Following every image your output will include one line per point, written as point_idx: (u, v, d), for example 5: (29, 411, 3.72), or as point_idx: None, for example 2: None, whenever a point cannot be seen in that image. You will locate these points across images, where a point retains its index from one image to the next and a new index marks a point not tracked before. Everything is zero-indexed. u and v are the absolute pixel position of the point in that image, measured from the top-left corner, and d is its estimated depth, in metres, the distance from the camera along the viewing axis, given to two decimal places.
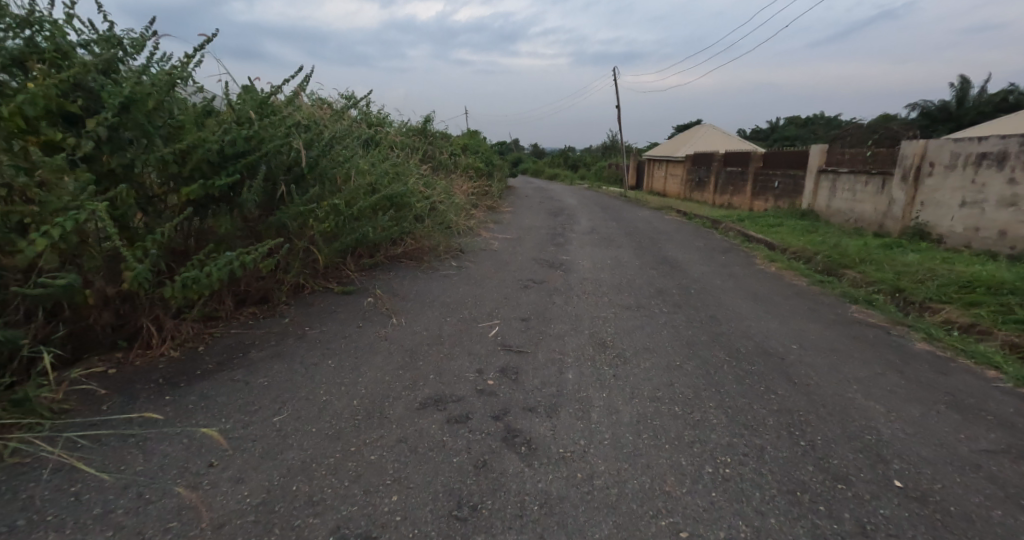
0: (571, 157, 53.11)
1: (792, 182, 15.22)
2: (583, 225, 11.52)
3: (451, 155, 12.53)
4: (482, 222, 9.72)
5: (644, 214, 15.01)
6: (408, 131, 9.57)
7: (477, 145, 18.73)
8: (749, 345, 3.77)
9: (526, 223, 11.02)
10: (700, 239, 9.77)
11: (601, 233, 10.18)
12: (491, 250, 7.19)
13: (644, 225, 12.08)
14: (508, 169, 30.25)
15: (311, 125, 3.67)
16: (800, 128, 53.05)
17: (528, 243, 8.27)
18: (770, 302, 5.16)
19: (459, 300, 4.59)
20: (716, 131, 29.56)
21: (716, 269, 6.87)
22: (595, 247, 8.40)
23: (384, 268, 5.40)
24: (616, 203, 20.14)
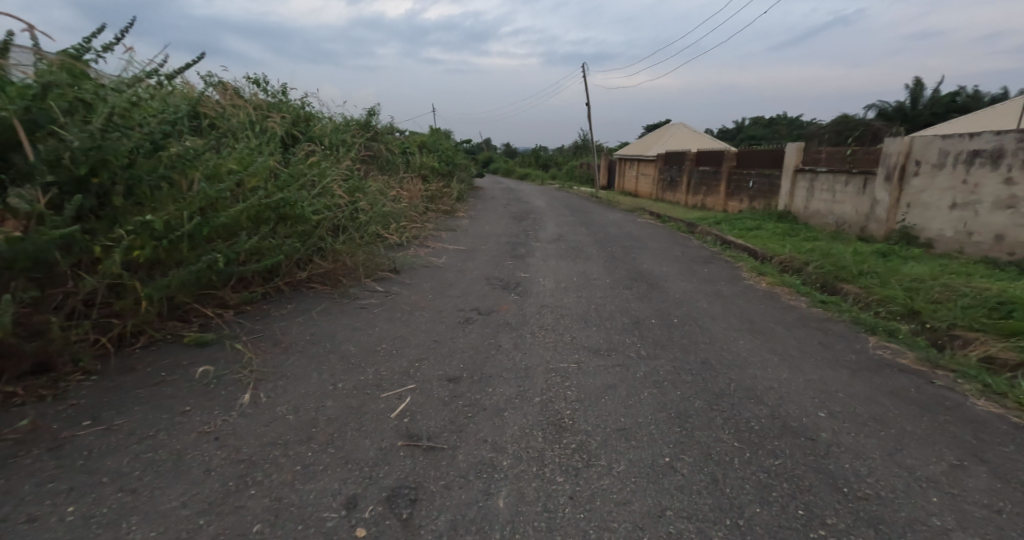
0: (542, 156, 52.23)
1: (767, 182, 14.47)
2: (548, 231, 10.38)
3: (401, 154, 11.25)
4: (429, 231, 8.48)
5: (615, 218, 14.02)
6: (342, 126, 8.26)
7: (437, 144, 17.39)
8: (753, 415, 2.70)
9: (483, 230, 9.81)
10: (677, 247, 8.78)
11: (567, 241, 9.07)
12: (430, 268, 5.96)
13: (615, 231, 11.06)
14: (474, 169, 29.14)
15: (92, 107, 2.41)
16: (766, 127, 53.45)
17: (477, 257, 7.05)
18: (767, 334, 4.12)
19: (360, 349, 3.37)
20: (686, 129, 28.96)
21: (696, 286, 5.84)
22: (557, 259, 7.25)
23: (280, 302, 4.13)
24: (587, 204, 19.18)
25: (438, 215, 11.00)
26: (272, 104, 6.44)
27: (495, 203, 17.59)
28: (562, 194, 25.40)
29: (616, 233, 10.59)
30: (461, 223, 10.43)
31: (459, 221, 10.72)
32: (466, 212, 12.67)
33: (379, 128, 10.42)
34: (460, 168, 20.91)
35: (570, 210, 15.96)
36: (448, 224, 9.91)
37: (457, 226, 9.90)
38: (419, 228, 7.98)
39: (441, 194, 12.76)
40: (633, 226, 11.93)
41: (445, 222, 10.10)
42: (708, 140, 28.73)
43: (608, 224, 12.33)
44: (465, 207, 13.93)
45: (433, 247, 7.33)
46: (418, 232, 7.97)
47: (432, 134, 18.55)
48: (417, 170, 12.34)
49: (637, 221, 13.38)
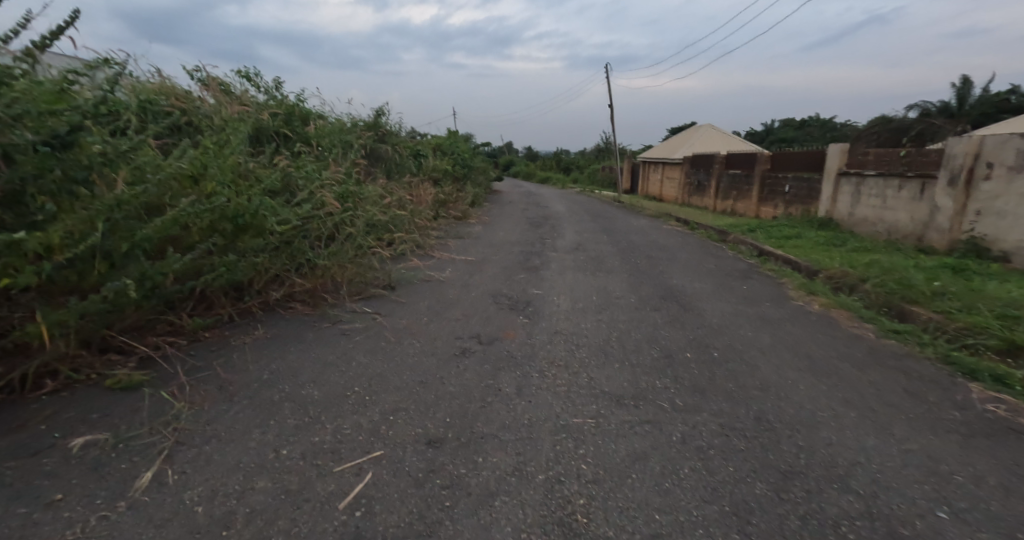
0: (564, 159, 51.50)
1: (805, 186, 13.46)
2: (567, 240, 9.66)
3: (410, 158, 10.69)
4: (436, 241, 7.86)
5: (639, 224, 13.18)
6: (343, 127, 7.71)
7: (453, 148, 16.83)
8: (845, 511, 1.94)
9: (496, 239, 9.15)
10: (709, 259, 7.96)
11: (587, 252, 8.34)
12: (428, 284, 5.32)
13: (640, 239, 10.26)
14: (493, 172, 28.62)
15: None
16: (797, 129, 51.62)
17: (486, 270, 6.37)
18: (832, 374, 3.33)
19: (327, 393, 2.72)
20: (714, 132, 27.88)
21: (737, 308, 5.05)
22: (576, 272, 6.53)
23: (244, 329, 3.52)
24: (609, 210, 18.37)
25: (449, 222, 10.39)
26: (262, 104, 5.91)
27: (513, 209, 16.93)
28: (584, 199, 24.62)
29: (641, 242, 9.79)
30: (474, 230, 9.78)
31: (472, 228, 10.08)
32: (480, 218, 12.04)
33: (388, 130, 9.87)
34: (477, 173, 20.32)
35: (591, 216, 15.19)
36: (459, 232, 9.27)
37: (468, 234, 9.26)
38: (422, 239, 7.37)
39: (454, 200, 12.15)
40: (660, 234, 11.10)
41: (456, 230, 9.48)
42: (737, 142, 27.56)
43: (632, 232, 11.52)
44: (479, 213, 13.31)
45: (437, 259, 6.70)
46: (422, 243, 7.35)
47: (448, 137, 18.03)
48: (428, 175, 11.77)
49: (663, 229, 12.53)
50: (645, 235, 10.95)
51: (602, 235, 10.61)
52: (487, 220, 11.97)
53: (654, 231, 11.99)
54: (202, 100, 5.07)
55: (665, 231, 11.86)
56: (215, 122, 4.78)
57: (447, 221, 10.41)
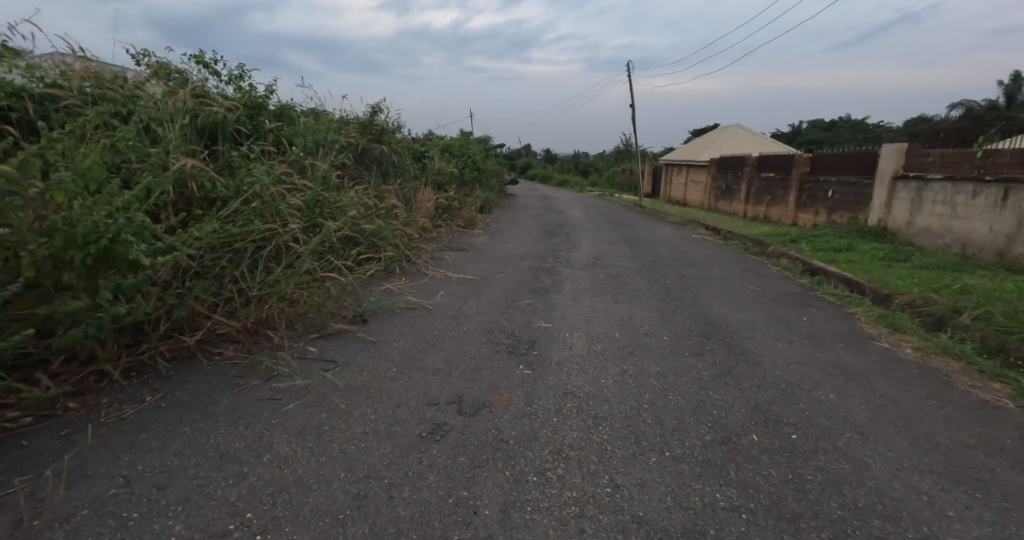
0: (582, 162, 50.29)
1: (851, 191, 12.13)
2: (585, 252, 8.59)
3: (412, 161, 9.75)
4: (432, 257, 6.86)
5: (665, 234, 12.01)
6: (326, 128, 6.78)
7: (463, 150, 15.90)
8: None
9: (505, 251, 8.14)
10: (751, 278, 6.81)
11: (607, 267, 7.26)
12: (410, 317, 4.32)
13: (667, 251, 9.13)
14: (508, 175, 27.66)
15: None
16: (826, 130, 49.53)
17: (488, 295, 5.35)
18: (982, 477, 2.22)
19: (197, 533, 1.70)
20: (743, 132, 26.41)
21: (802, 352, 3.94)
22: (595, 297, 5.48)
23: (132, 397, 2.52)
24: (631, 216, 17.18)
25: (454, 232, 9.41)
26: (220, 96, 4.99)
27: (527, 215, 15.91)
28: (603, 203, 23.47)
29: (669, 255, 8.67)
30: (480, 241, 8.78)
31: (479, 238, 9.08)
32: (490, 226, 11.04)
33: (385, 131, 8.95)
34: (489, 175, 19.35)
35: (610, 223, 14.08)
36: (463, 244, 8.28)
37: (474, 246, 8.27)
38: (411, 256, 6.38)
39: (461, 206, 11.20)
40: (690, 245, 9.95)
41: (460, 241, 8.50)
42: (767, 144, 26.10)
43: (657, 242, 10.39)
44: (490, 220, 12.33)
45: (431, 281, 5.71)
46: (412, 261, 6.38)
47: (460, 138, 17.12)
48: (433, 179, 10.82)
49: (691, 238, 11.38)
50: (672, 246, 9.81)
51: (626, 246, 9.50)
52: (498, 228, 10.98)
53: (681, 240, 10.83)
54: (137, 90, 4.18)
55: (695, 241, 10.70)
56: (142, 118, 3.87)
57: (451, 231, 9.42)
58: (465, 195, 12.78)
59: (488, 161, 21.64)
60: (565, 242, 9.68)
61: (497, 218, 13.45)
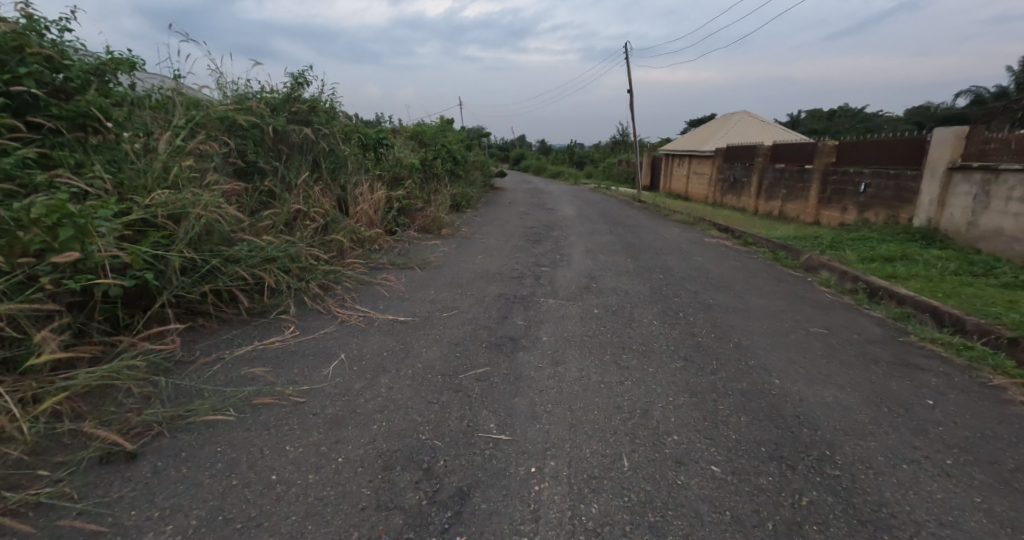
0: (575, 152, 48.22)
1: (889, 185, 10.26)
2: (575, 268, 6.65)
3: (354, 152, 7.76)
4: (356, 286, 4.86)
5: (671, 238, 10.09)
6: (193, 112, 4.83)
7: (438, 139, 13.86)
8: None
9: (470, 270, 6.19)
10: (803, 310, 4.90)
11: (602, 297, 5.33)
12: (241, 426, 2.34)
13: (678, 266, 7.19)
14: (494, 167, 25.60)
15: None
16: (829, 118, 47.67)
17: (413, 361, 3.39)
18: None
19: None
20: (750, 118, 24.43)
21: (987, 515, 2.01)
22: (583, 362, 3.53)
23: None
24: (629, 214, 15.24)
25: (411, 243, 7.43)
26: None
27: (512, 213, 13.93)
28: (598, 198, 21.54)
29: (683, 271, 6.74)
30: (439, 255, 6.80)
31: (441, 250, 7.10)
32: (460, 231, 9.09)
33: (313, 112, 6.92)
34: (471, 167, 17.32)
35: (607, 223, 12.15)
36: (415, 259, 6.30)
37: (430, 262, 6.30)
38: (312, 290, 4.37)
39: (426, 208, 9.20)
40: (708, 255, 8.03)
41: (413, 255, 6.53)
42: (777, 131, 24.17)
43: (664, 250, 8.47)
44: (465, 223, 10.34)
45: (332, 334, 3.72)
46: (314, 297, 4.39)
47: (436, 125, 15.07)
48: (389, 174, 8.82)
49: (704, 243, 9.48)
50: (684, 256, 7.89)
51: (627, 258, 7.57)
52: (471, 235, 8.98)
53: (694, 247, 8.92)
54: None
55: (710, 249, 8.81)
56: None
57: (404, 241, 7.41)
58: (435, 192, 10.78)
59: (471, 152, 19.62)
60: (549, 253, 7.76)
61: (475, 219, 11.49)
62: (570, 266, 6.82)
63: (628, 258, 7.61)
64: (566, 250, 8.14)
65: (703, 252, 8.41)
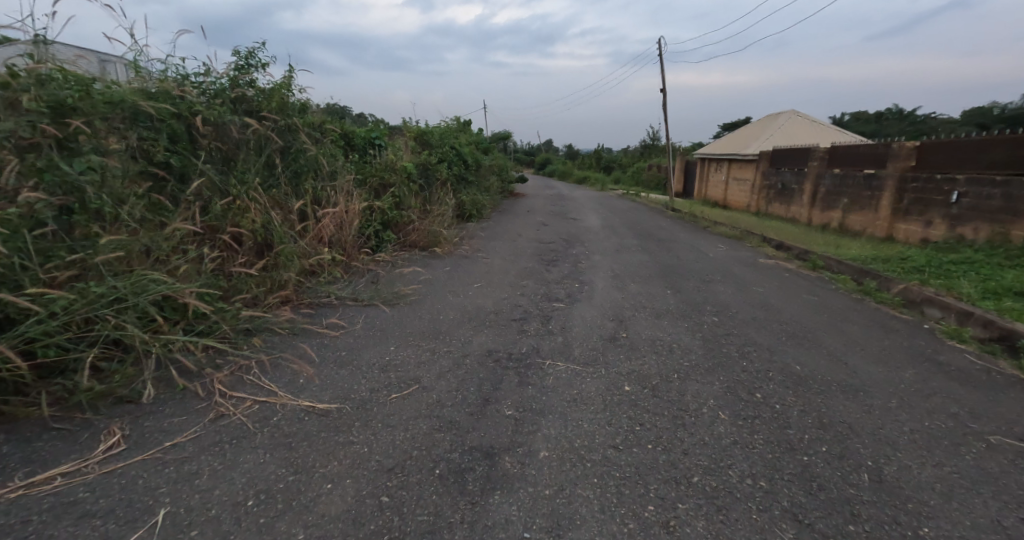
0: (602, 157, 46.45)
1: (992, 194, 8.28)
2: (596, 308, 5.08)
3: (327, 156, 6.38)
4: (267, 347, 3.34)
5: (715, 259, 8.36)
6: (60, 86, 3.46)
7: (447, 141, 12.43)
8: None
9: (454, 312, 4.63)
10: (951, 391, 3.15)
11: (632, 360, 3.71)
12: None
13: (736, 302, 5.47)
14: (513, 171, 24.13)
15: None
16: (876, 120, 44.59)
17: (280, 530, 1.81)
18: None
19: None
20: (795, 120, 22.35)
21: None
22: (604, 530, 1.91)
23: None
24: (661, 226, 13.51)
25: (390, 270, 5.92)
26: None
27: (529, 225, 12.35)
28: (627, 206, 19.79)
29: (743, 313, 5.03)
30: (419, 286, 5.26)
31: (424, 279, 5.57)
32: (459, 251, 7.63)
33: (267, 104, 5.52)
34: (486, 172, 15.89)
35: (639, 238, 10.45)
36: (381, 296, 4.76)
37: (401, 300, 4.76)
38: (182, 359, 2.88)
39: (420, 221, 7.76)
40: (770, 287, 6.26)
41: (383, 288, 5.00)
42: (830, 132, 21.95)
43: (710, 277, 6.76)
44: (470, 238, 8.81)
45: (175, 451, 2.20)
46: (191, 371, 2.89)
47: (448, 126, 13.66)
48: (374, 183, 7.36)
49: (760, 267, 7.72)
50: (739, 288, 6.15)
51: (664, 292, 5.90)
52: (470, 255, 7.41)
53: (749, 274, 7.16)
54: None
55: (771, 276, 7.03)
56: None
57: (378, 268, 5.91)
58: (435, 204, 9.28)
59: (489, 156, 18.17)
60: (563, 282, 6.15)
61: (485, 232, 9.95)
62: (590, 305, 5.20)
63: (666, 291, 5.94)
64: (587, 277, 6.51)
65: (763, 281, 6.65)
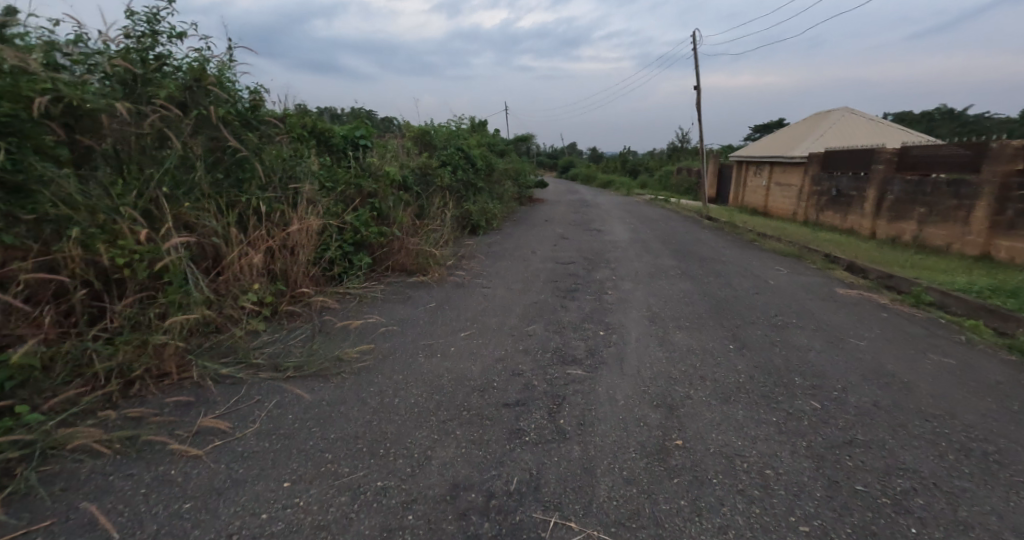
0: (627, 160, 44.53)
1: None
2: (630, 383, 3.49)
3: (279, 161, 4.94)
4: (44, 502, 1.84)
5: (777, 290, 6.66)
6: None
7: (452, 143, 10.97)
8: None
9: (423, 391, 3.15)
10: None
11: (708, 520, 2.09)
12: None
13: (836, 371, 3.81)
14: (531, 173, 22.54)
15: None
16: (924, 121, 41.60)
17: None
18: None
19: None
20: (844, 122, 20.31)
21: None
22: None
23: None
24: (699, 238, 11.75)
25: (352, 311, 4.51)
26: None
27: (545, 237, 10.82)
28: (655, 214, 17.97)
29: (855, 395, 3.38)
30: (382, 341, 3.80)
31: (393, 329, 4.12)
32: (454, 279, 6.15)
33: (186, 90, 3.94)
34: (499, 176, 14.40)
35: (675, 256, 8.77)
36: (321, 357, 3.33)
37: (349, 365, 3.30)
38: None
39: (407, 240, 6.31)
40: (871, 342, 4.57)
41: (328, 344, 3.57)
42: (884, 133, 19.86)
43: (781, 322, 5.08)
44: (471, 259, 7.34)
45: None
46: None
47: (454, 125, 12.19)
48: (349, 195, 5.94)
49: (839, 306, 6.01)
50: (827, 341, 4.49)
51: (726, 350, 4.27)
52: (466, 285, 5.94)
53: (830, 317, 5.46)
54: None
55: (861, 321, 5.32)
56: None
57: (336, 306, 4.52)
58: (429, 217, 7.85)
59: (502, 159, 16.64)
60: (585, 332, 4.60)
61: (490, 249, 8.48)
62: (624, 376, 3.61)
63: (729, 348, 4.32)
64: (616, 323, 4.94)
65: (857, 331, 4.94)
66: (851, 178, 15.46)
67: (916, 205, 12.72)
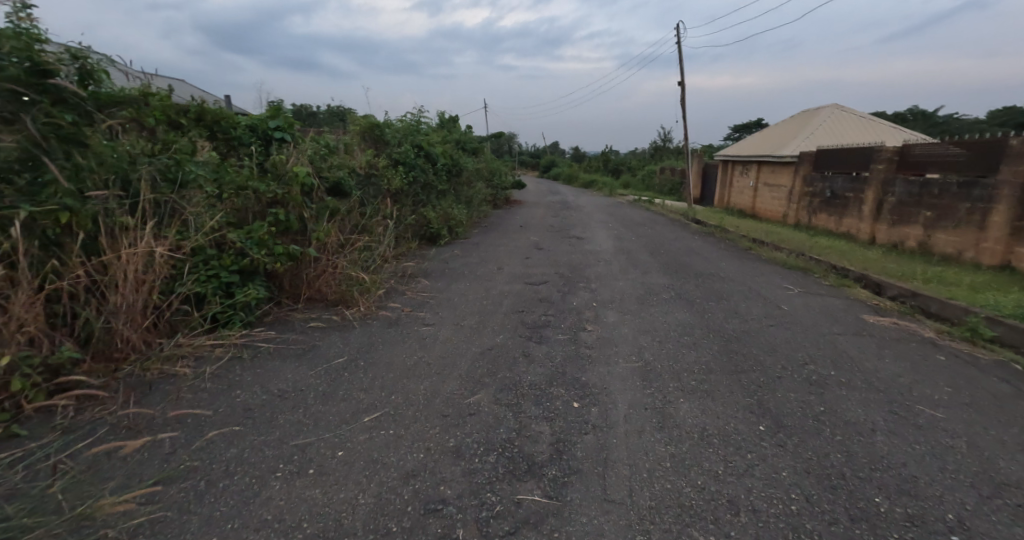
0: (609, 159, 43.52)
1: None
2: (619, 525, 2.13)
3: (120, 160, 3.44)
4: None
5: (793, 322, 5.42)
6: None
7: (409, 139, 9.52)
8: None
9: None
10: None
11: None
12: None
13: (931, 483, 2.50)
14: (508, 172, 21.18)
15: None
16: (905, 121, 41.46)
17: None
18: None
19: None
20: (834, 121, 19.41)
21: None
22: None
23: None
24: (690, 246, 10.53)
25: (209, 381, 3.05)
26: None
27: (517, 248, 9.44)
28: (640, 217, 16.79)
29: None
30: (222, 449, 2.35)
31: (256, 417, 2.68)
32: (386, 314, 4.75)
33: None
34: (469, 177, 13.00)
35: (666, 273, 7.48)
36: (72, 505, 1.87)
37: (123, 520, 1.86)
38: None
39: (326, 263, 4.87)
40: (949, 417, 3.28)
41: (113, 466, 2.13)
42: (875, 132, 19.00)
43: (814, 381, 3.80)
44: (419, 284, 5.94)
45: None
46: None
47: (415, 119, 10.74)
48: (241, 206, 4.46)
49: (878, 346, 4.74)
50: (889, 418, 3.21)
51: (755, 439, 2.93)
52: (399, 326, 4.52)
53: (874, 366, 4.18)
54: None
55: (917, 373, 4.05)
56: None
57: (185, 374, 3.06)
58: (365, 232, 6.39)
59: (474, 158, 15.24)
60: (552, 406, 3.22)
61: (447, 267, 7.10)
62: (609, 509, 2.23)
63: (759, 434, 2.98)
64: (596, 386, 3.58)
65: (919, 393, 3.66)
66: (847, 179, 14.43)
67: (922, 209, 11.68)
